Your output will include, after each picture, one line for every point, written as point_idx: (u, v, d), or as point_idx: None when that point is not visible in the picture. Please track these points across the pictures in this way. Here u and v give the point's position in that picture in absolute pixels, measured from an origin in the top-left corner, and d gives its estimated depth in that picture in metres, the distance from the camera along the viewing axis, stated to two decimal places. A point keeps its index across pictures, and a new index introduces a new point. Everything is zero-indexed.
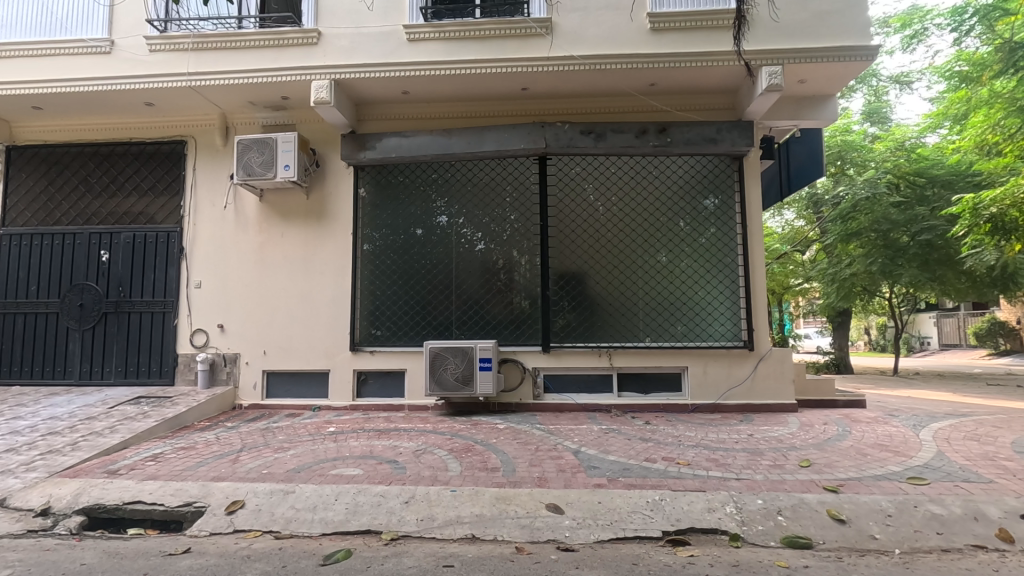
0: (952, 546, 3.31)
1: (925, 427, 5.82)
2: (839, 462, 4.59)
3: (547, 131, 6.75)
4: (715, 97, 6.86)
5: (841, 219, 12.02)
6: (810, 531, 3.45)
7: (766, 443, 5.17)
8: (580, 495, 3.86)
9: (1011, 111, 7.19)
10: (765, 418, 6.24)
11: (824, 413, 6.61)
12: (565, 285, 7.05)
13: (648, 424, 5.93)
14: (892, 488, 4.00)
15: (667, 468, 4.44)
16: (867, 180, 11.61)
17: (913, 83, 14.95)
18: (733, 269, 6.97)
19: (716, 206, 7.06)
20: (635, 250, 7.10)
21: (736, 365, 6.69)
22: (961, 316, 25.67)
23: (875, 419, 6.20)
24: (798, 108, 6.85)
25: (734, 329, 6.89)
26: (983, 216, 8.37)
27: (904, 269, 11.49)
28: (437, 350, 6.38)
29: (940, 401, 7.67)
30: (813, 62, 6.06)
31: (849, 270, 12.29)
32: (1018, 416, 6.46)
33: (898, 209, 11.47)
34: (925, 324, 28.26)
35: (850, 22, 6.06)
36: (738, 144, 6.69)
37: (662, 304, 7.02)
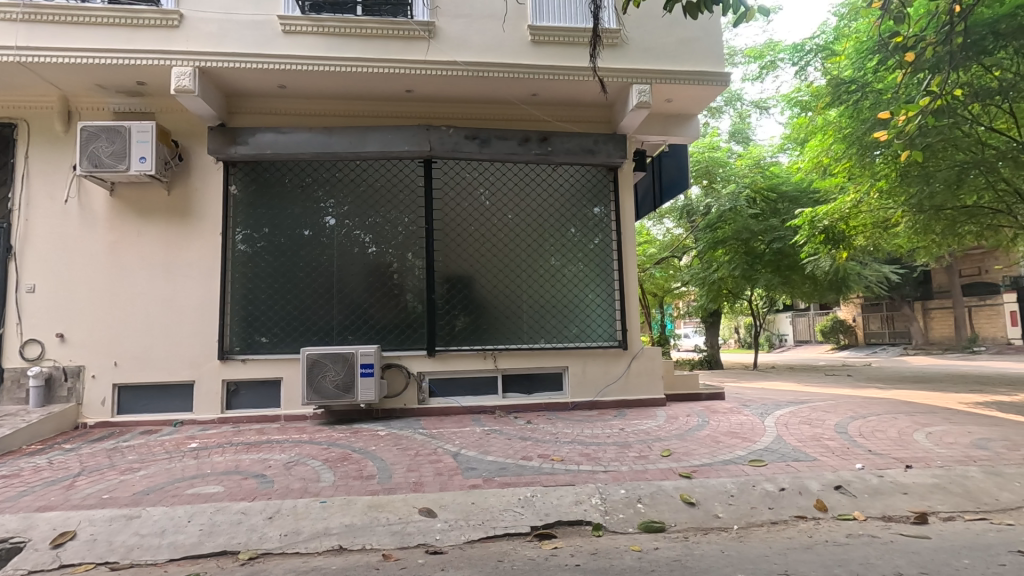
0: (780, 518, 3.75)
1: (770, 414, 6.55)
2: (695, 450, 5.03)
3: (432, 134, 6.74)
4: (592, 110, 7.28)
5: (709, 228, 13.33)
6: (664, 515, 3.75)
7: (635, 435, 5.54)
8: (454, 497, 3.90)
9: (838, 138, 8.26)
10: (637, 412, 6.67)
11: (689, 405, 7.21)
12: (452, 288, 7.07)
13: (530, 423, 6.11)
14: (736, 471, 4.45)
15: (541, 465, 4.61)
16: (730, 193, 12.91)
17: (769, 108, 16.82)
18: (610, 273, 7.40)
19: (595, 214, 7.44)
20: (522, 255, 7.29)
21: (612, 363, 7.09)
22: (810, 315, 29.15)
23: (731, 409, 6.88)
24: (667, 125, 7.42)
25: (611, 330, 7.30)
26: (818, 227, 9.89)
27: (761, 273, 12.96)
28: (316, 357, 6.11)
29: (787, 391, 8.66)
30: (676, 83, 6.63)
31: (716, 274, 13.70)
32: (843, 400, 7.50)
33: (755, 220, 12.86)
34: (782, 322, 31.73)
35: (708, 49, 6.69)
36: (613, 156, 7.13)
37: (546, 307, 7.27)
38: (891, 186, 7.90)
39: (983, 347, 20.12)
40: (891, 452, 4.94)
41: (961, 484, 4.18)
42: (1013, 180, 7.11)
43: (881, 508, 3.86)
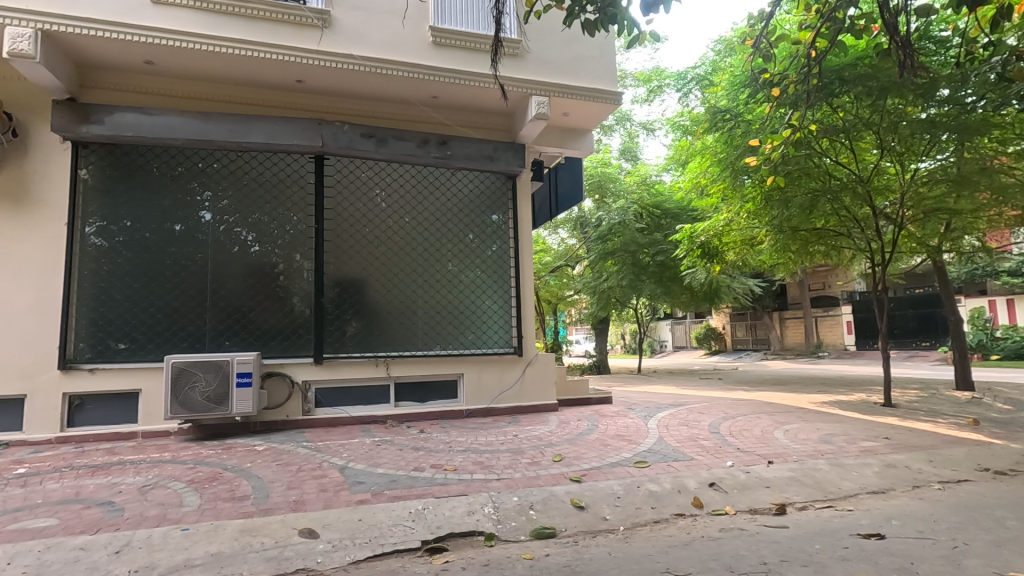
0: (661, 517, 3.94)
1: (653, 417, 6.95)
2: (585, 454, 5.17)
3: (324, 129, 6.38)
4: (492, 117, 7.33)
5: (600, 240, 13.99)
6: (555, 520, 3.79)
7: (528, 441, 5.59)
8: (339, 514, 3.65)
9: (715, 162, 9.04)
10: (531, 418, 6.76)
11: (579, 410, 7.44)
12: (343, 292, 6.71)
13: (423, 432, 5.95)
14: (622, 472, 4.64)
15: (434, 475, 4.48)
16: (619, 207, 13.68)
17: (655, 131, 18.08)
18: (506, 280, 7.45)
19: (494, 221, 7.46)
20: (418, 260, 7.12)
21: (507, 370, 7.12)
22: (687, 323, 31.64)
23: (618, 413, 7.20)
24: (563, 138, 7.64)
25: (507, 336, 7.35)
26: (696, 242, 10.85)
27: (645, 283, 13.83)
28: (182, 365, 5.47)
29: (667, 394, 9.27)
30: (573, 98, 6.85)
31: (606, 283, 14.39)
32: (715, 402, 8.16)
33: (642, 233, 13.72)
34: (663, 329, 34.08)
35: (602, 68, 7.01)
36: (512, 164, 7.21)
37: (443, 312, 7.15)
38: (757, 207, 8.78)
39: (826, 352, 23.04)
40: (756, 449, 5.43)
41: (812, 476, 4.69)
42: (852, 207, 8.20)
43: (748, 502, 4.21)
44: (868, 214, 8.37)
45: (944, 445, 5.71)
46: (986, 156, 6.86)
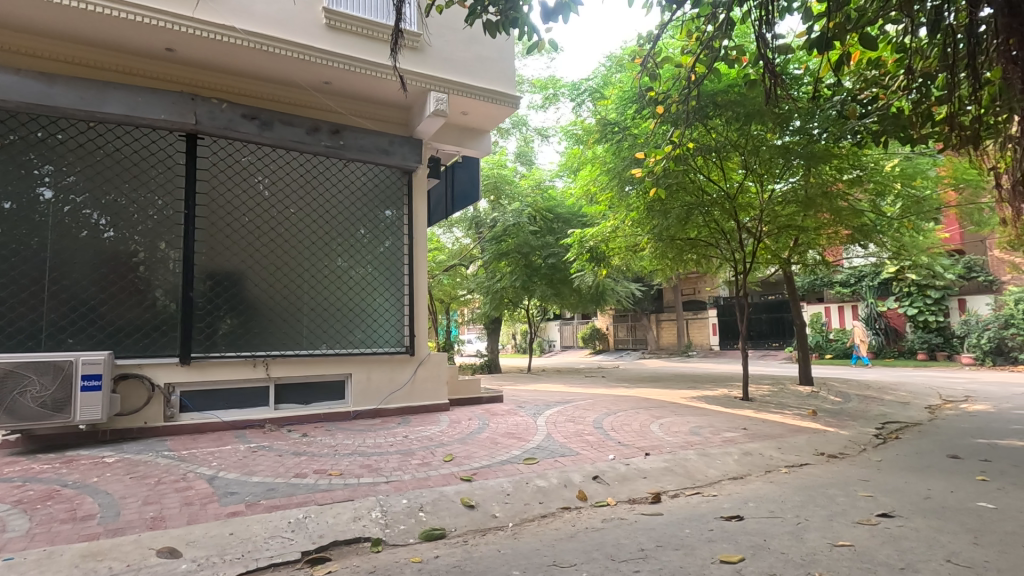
0: (548, 511, 4.05)
1: (541, 414, 7.16)
2: (475, 453, 5.18)
3: (198, 106, 5.79)
4: (388, 110, 7.11)
5: (495, 240, 14.19)
6: (445, 521, 3.75)
7: (418, 442, 5.49)
8: (206, 530, 3.32)
9: (604, 171, 9.53)
10: (421, 418, 6.65)
11: (470, 409, 7.46)
12: (216, 286, 6.14)
13: (305, 436, 5.61)
14: (512, 470, 4.72)
15: (316, 481, 4.23)
16: (514, 210, 13.96)
17: (549, 137, 18.70)
18: (399, 278, 7.25)
19: (388, 217, 7.24)
20: (303, 254, 6.70)
21: (398, 369, 6.94)
22: (575, 324, 33.06)
23: (508, 411, 7.32)
24: (461, 136, 7.61)
25: (398, 335, 7.15)
26: (586, 247, 11.43)
27: (536, 284, 14.23)
28: (9, 367, 4.67)
29: (556, 392, 9.59)
30: (472, 97, 6.85)
31: (499, 284, 14.60)
32: (600, 399, 8.59)
33: (534, 236, 14.12)
34: (551, 330, 35.15)
35: (501, 71, 7.09)
36: (408, 159, 7.05)
37: (329, 310, 6.81)
38: (640, 216, 9.39)
39: (695, 351, 25.26)
40: (634, 442, 5.80)
41: (683, 465, 5.10)
42: (721, 220, 9.06)
43: (627, 492, 4.47)
44: (733, 228, 9.28)
45: (790, 433, 6.49)
46: (827, 181, 7.91)
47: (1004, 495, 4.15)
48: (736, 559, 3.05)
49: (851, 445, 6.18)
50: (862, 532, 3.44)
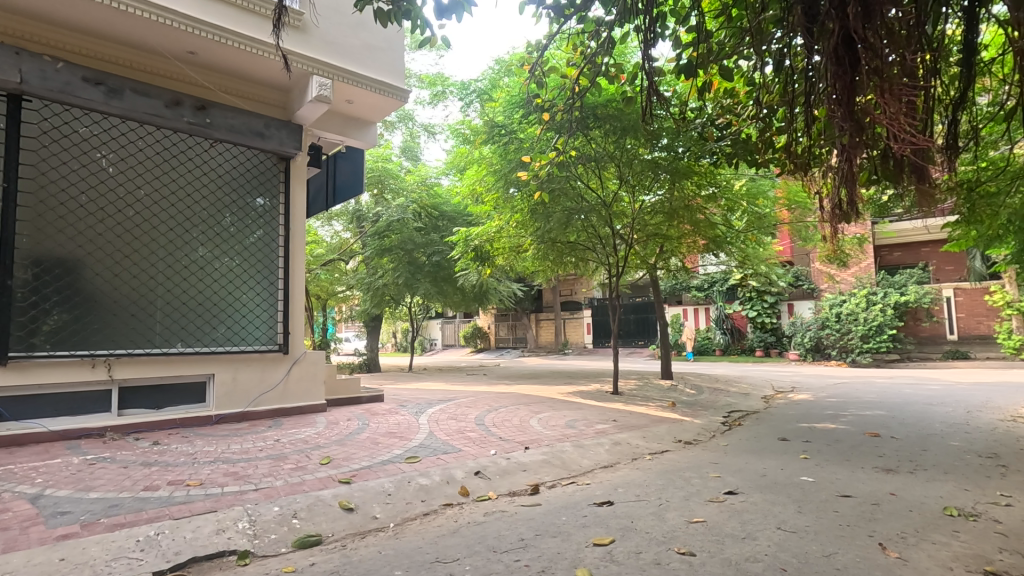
0: (430, 509, 4.04)
1: (423, 413, 7.10)
2: (354, 454, 5.00)
3: (25, 62, 4.94)
4: (264, 90, 6.62)
5: (377, 236, 13.78)
6: (321, 526, 3.59)
7: (291, 446, 5.17)
8: (29, 557, 2.85)
9: (491, 172, 9.66)
10: (295, 421, 6.27)
11: (349, 410, 7.17)
12: (43, 276, 5.28)
13: (157, 445, 5.02)
14: (393, 469, 4.63)
15: (172, 494, 3.82)
16: (399, 205, 13.64)
17: (436, 134, 18.59)
18: (272, 271, 6.75)
19: (261, 206, 6.71)
20: (157, 243, 6.00)
21: (269, 369, 6.46)
22: (457, 322, 33.09)
23: (389, 411, 7.16)
24: (345, 126, 7.29)
25: (269, 332, 6.66)
26: (471, 246, 11.61)
27: (420, 282, 13.98)
28: None
29: (438, 390, 9.56)
30: (357, 86, 6.60)
31: (381, 280, 14.23)
32: (481, 396, 8.72)
33: (419, 233, 13.97)
34: (433, 329, 34.74)
35: (389, 62, 6.91)
36: (286, 144, 6.60)
37: (188, 305, 6.17)
38: (524, 218, 9.70)
39: (570, 349, 26.57)
40: (515, 437, 5.98)
41: (559, 457, 5.36)
42: (598, 226, 9.63)
43: (507, 486, 4.60)
44: (608, 234, 9.92)
45: (653, 423, 7.10)
46: (688, 196, 8.77)
47: (819, 469, 4.91)
48: (607, 542, 3.28)
49: (703, 432, 6.91)
50: (712, 509, 3.88)
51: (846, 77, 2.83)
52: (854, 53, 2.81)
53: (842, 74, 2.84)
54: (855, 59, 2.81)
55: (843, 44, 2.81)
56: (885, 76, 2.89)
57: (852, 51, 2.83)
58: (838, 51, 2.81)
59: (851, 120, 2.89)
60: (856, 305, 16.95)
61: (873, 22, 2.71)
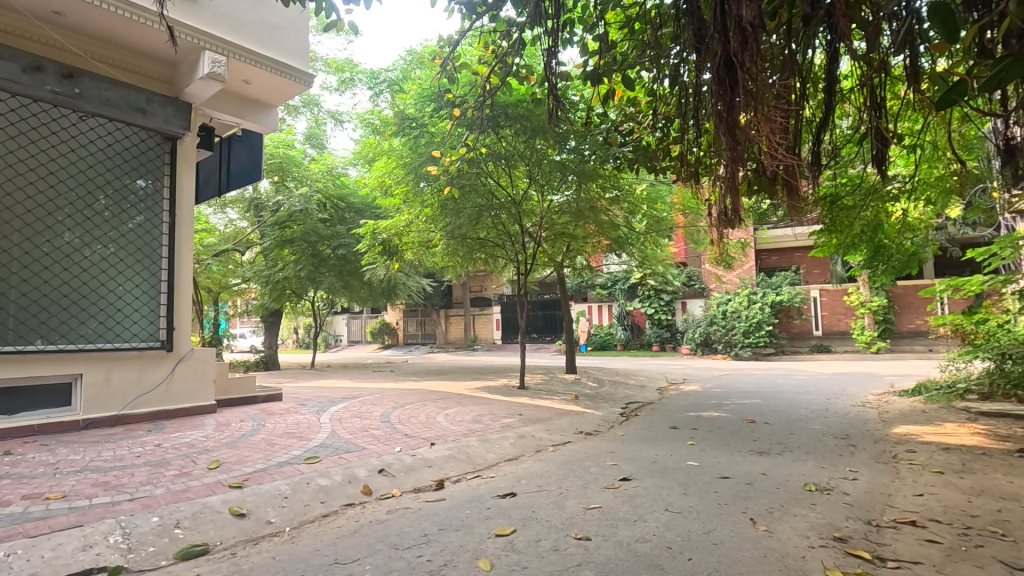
0: (330, 510, 3.91)
1: (325, 411, 6.84)
2: (247, 457, 4.72)
3: None
4: (147, 62, 6.05)
5: (278, 226, 13.06)
6: (208, 535, 3.36)
7: (175, 450, 4.78)
8: None
9: (400, 165, 9.45)
10: (179, 424, 5.79)
11: (242, 410, 6.74)
12: None
13: (10, 455, 4.43)
14: (290, 471, 4.43)
15: (28, 509, 3.39)
16: (302, 195, 12.76)
17: (344, 122, 17.89)
18: (154, 261, 6.16)
19: (142, 189, 6.12)
20: (10, 226, 5.27)
21: (150, 369, 5.91)
22: (363, 318, 32.01)
23: (287, 410, 6.82)
24: (241, 107, 6.82)
25: (151, 328, 6.08)
26: (378, 240, 11.51)
27: (323, 276, 13.52)
28: None
29: (342, 388, 9.23)
30: (255, 65, 6.21)
31: (281, 273, 13.51)
32: (387, 393, 8.55)
33: (323, 224, 13.43)
34: (337, 324, 33.31)
35: (293, 43, 6.58)
36: (172, 122, 6.09)
37: (49, 298, 5.48)
38: (434, 213, 9.64)
39: (479, 345, 26.69)
40: (420, 434, 5.93)
41: (465, 452, 5.40)
42: (507, 224, 9.76)
43: (411, 482, 4.57)
44: (518, 232, 10.09)
45: (556, 416, 7.34)
46: (594, 198, 9.14)
47: (703, 454, 5.35)
48: (509, 532, 3.36)
49: (603, 423, 7.25)
50: (608, 495, 4.09)
51: (727, 96, 3.07)
52: (734, 75, 3.06)
53: (723, 94, 3.09)
54: (734, 81, 3.06)
55: (724, 66, 3.05)
56: (759, 99, 3.18)
57: (732, 73, 3.08)
58: (720, 72, 3.05)
59: (730, 137, 3.17)
60: (740, 304, 18.55)
61: (750, 48, 2.94)
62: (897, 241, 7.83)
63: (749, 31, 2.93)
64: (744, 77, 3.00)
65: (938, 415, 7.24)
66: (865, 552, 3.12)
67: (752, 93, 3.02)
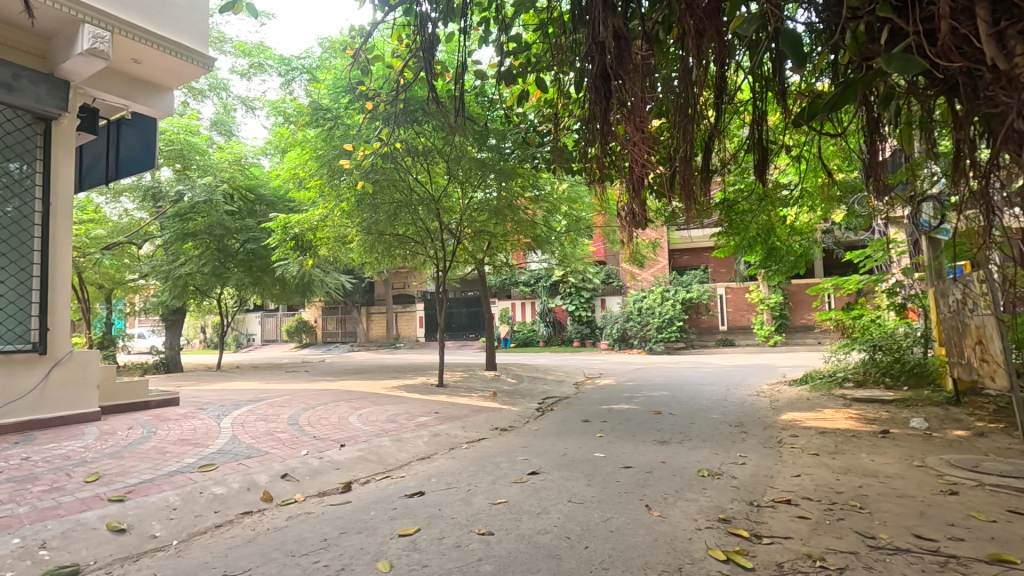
0: (225, 520, 3.71)
1: (227, 415, 6.47)
2: (133, 467, 4.38)
3: None
4: (15, 33, 5.42)
5: (178, 218, 12.16)
6: (80, 554, 3.09)
7: (46, 463, 4.35)
8: None
9: (314, 157, 9.08)
10: (55, 434, 5.28)
11: (131, 417, 6.24)
12: None
13: None
14: (181, 481, 4.16)
15: None
16: (206, 184, 11.87)
17: (255, 109, 16.96)
18: (24, 256, 5.50)
19: (12, 174, 5.44)
20: None
21: (19, 374, 5.33)
22: (278, 316, 30.50)
23: (184, 415, 6.39)
24: (130, 89, 6.28)
25: (21, 328, 5.45)
26: (289, 234, 11.12)
27: (231, 272, 12.76)
28: None
29: (249, 390, 8.77)
30: (145, 44, 5.74)
31: (182, 269, 12.66)
32: (298, 394, 8.23)
33: (231, 217, 12.72)
34: (250, 322, 31.49)
35: (191, 23, 6.15)
36: (46, 102, 5.52)
37: None
38: (350, 208, 9.35)
39: (402, 343, 26.27)
40: (330, 435, 5.76)
41: (376, 453, 5.31)
42: (426, 220, 9.63)
43: (317, 486, 4.42)
44: (438, 229, 9.95)
45: (473, 413, 7.37)
46: (513, 196, 9.22)
47: (610, 446, 5.58)
48: (412, 531, 3.35)
49: (518, 419, 7.37)
50: (515, 489, 4.18)
51: (601, 106, 3.32)
52: (609, 86, 3.27)
53: (598, 102, 3.32)
54: (608, 90, 3.28)
55: (601, 76, 3.25)
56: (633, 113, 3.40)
57: (608, 84, 3.28)
58: (595, 82, 3.27)
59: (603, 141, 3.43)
60: (654, 301, 19.49)
61: (624, 64, 3.12)
62: (787, 243, 8.53)
63: (622, 46, 3.17)
64: (618, 90, 3.20)
65: (819, 401, 7.99)
66: (744, 531, 3.39)
67: (633, 111, 3.21)
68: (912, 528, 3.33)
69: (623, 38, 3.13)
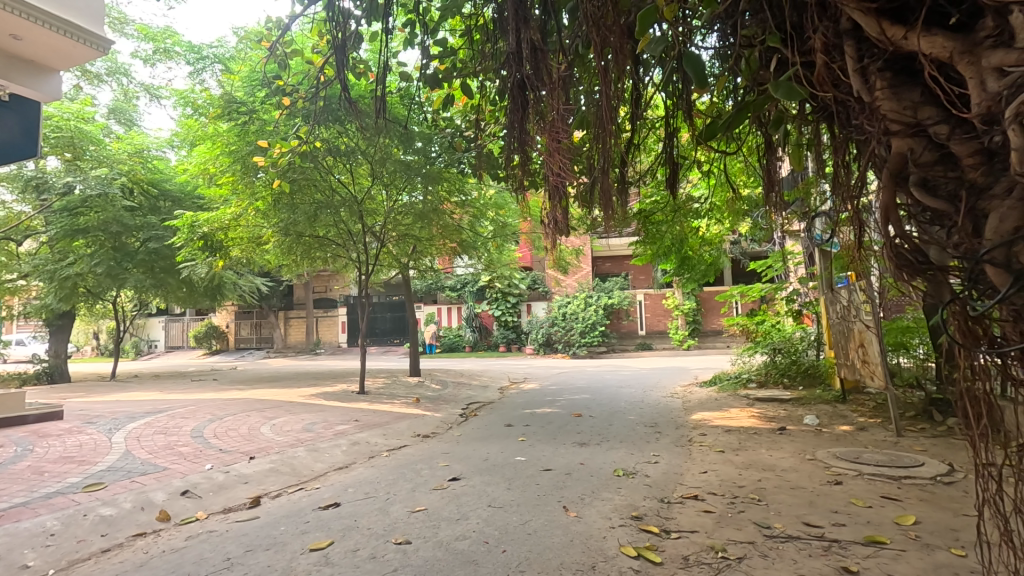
0: (113, 544, 3.39)
1: (120, 429, 5.94)
2: (3, 491, 3.92)
3: None
4: None
5: (66, 213, 11.05)
6: None
7: None
8: None
9: (227, 152, 8.53)
10: None
11: (3, 434, 5.58)
12: None
13: None
14: (61, 503, 3.77)
15: None
16: (100, 177, 10.73)
17: (161, 98, 15.76)
18: None
19: None
20: None
21: None
22: (185, 320, 28.39)
23: (68, 430, 5.79)
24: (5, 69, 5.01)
25: None
26: (197, 233, 10.43)
27: (129, 273, 11.78)
28: None
29: (147, 401, 8.09)
30: (26, 19, 4.57)
31: (71, 269, 11.57)
32: (204, 405, 7.70)
33: (129, 214, 11.75)
34: (153, 327, 29.07)
35: None
36: None
37: None
38: (267, 207, 8.92)
39: (322, 349, 25.25)
40: (238, 447, 5.44)
41: (289, 464, 5.07)
42: (349, 222, 9.37)
43: (222, 502, 4.15)
44: (361, 231, 9.69)
45: (394, 420, 7.22)
46: (440, 200, 9.13)
47: (531, 449, 5.66)
48: (325, 545, 3.22)
49: (441, 425, 7.31)
50: (434, 496, 4.13)
51: (518, 114, 3.38)
52: (527, 96, 3.33)
53: (516, 113, 3.38)
54: (525, 100, 3.34)
55: (518, 87, 3.30)
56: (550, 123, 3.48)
57: (525, 94, 3.35)
58: (513, 92, 3.31)
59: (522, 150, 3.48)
60: (577, 307, 20.04)
61: (541, 75, 3.21)
62: (698, 253, 9.06)
63: (539, 57, 3.23)
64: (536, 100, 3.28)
65: (726, 401, 8.53)
66: (655, 527, 3.54)
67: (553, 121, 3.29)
68: (802, 516, 3.62)
69: (540, 50, 3.22)
